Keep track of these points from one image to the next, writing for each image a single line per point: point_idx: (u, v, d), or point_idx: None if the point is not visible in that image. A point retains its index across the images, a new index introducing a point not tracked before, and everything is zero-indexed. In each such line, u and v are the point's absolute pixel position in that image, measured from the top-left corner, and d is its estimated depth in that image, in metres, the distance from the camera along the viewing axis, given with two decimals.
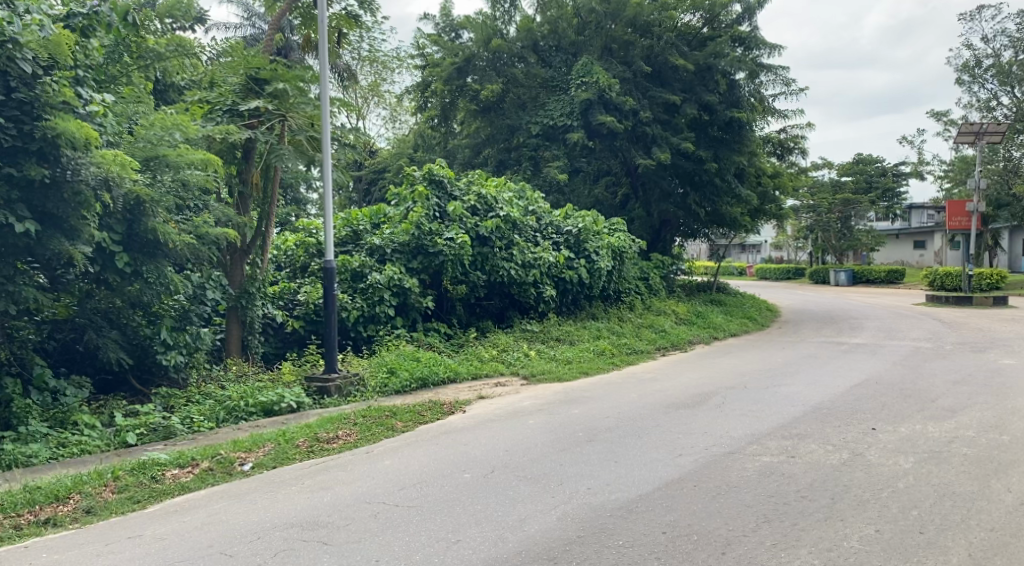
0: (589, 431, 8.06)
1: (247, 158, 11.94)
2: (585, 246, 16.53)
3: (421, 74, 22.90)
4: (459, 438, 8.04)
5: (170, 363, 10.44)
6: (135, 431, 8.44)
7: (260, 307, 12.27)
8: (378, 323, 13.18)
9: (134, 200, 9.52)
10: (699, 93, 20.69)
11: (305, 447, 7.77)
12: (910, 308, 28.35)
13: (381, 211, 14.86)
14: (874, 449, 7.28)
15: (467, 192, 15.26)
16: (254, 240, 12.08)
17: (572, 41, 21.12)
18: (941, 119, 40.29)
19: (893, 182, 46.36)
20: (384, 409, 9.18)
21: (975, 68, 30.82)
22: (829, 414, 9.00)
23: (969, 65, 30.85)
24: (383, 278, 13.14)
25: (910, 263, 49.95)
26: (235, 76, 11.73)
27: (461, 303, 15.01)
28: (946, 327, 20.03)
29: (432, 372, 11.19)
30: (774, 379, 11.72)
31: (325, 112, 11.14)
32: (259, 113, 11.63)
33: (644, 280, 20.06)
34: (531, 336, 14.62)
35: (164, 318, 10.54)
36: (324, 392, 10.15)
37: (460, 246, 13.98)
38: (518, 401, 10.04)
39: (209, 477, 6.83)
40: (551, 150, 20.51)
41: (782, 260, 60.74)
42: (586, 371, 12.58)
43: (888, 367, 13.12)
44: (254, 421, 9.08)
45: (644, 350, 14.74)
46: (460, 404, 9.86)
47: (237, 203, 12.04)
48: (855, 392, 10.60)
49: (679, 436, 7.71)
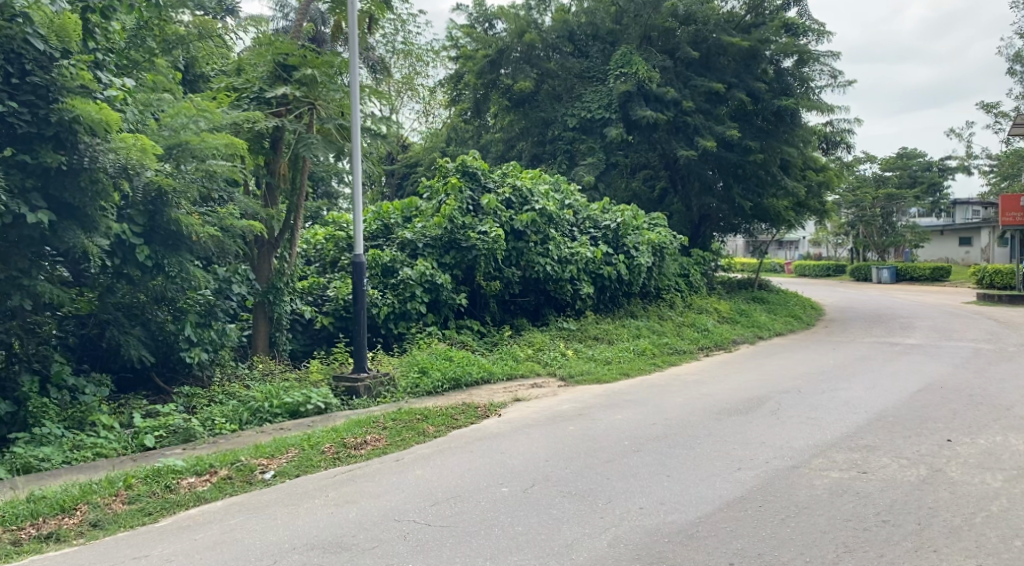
0: (636, 439, 7.50)
1: (275, 150, 11.49)
2: (624, 241, 15.87)
3: (454, 66, 22.37)
4: (495, 445, 7.48)
5: (194, 360, 10.10)
6: (154, 433, 7.97)
7: (288, 303, 11.87)
8: (409, 321, 12.67)
9: (155, 191, 9.08)
10: (746, 81, 19.89)
11: (331, 453, 7.24)
12: (960, 306, 27.24)
13: (413, 204, 14.36)
14: (955, 465, 6.68)
15: (501, 184, 14.72)
16: (282, 233, 11.66)
17: (610, 30, 20.32)
18: (992, 110, 39.22)
19: (938, 177, 44.96)
20: (415, 412, 8.64)
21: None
22: (896, 422, 8.35)
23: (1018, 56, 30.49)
24: (414, 273, 12.63)
25: (957, 260, 48.34)
26: (263, 64, 11.28)
27: (495, 300, 14.42)
28: (1004, 327, 19.13)
29: (465, 373, 10.63)
30: (829, 383, 11.02)
31: (355, 99, 10.61)
32: (286, 101, 11.24)
33: (685, 277, 19.34)
34: (568, 334, 14.01)
35: (189, 313, 10.19)
36: (353, 392, 9.63)
37: (494, 240, 13.42)
38: (555, 405, 9.48)
39: (227, 487, 6.33)
40: (587, 143, 19.86)
41: (821, 257, 59.42)
42: (627, 373, 11.90)
43: (950, 371, 12.35)
44: (279, 423, 8.60)
45: (686, 350, 14.08)
46: (495, 406, 9.29)
47: (265, 196, 11.62)
48: (919, 397, 9.91)
49: (735, 447, 7.13)
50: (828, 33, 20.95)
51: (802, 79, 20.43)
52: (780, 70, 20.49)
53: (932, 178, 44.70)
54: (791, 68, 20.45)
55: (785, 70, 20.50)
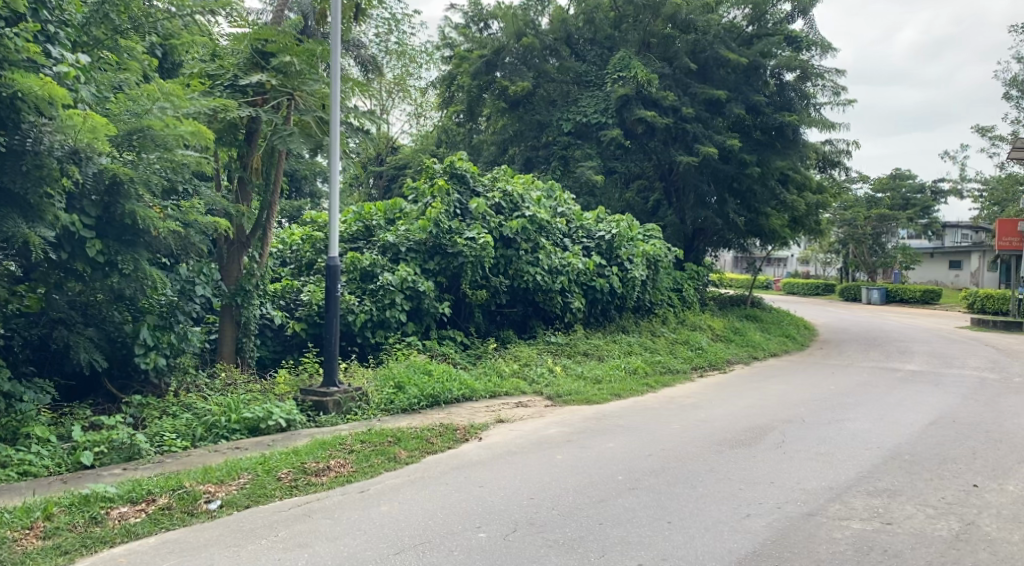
0: (630, 473, 6.76)
1: (249, 142, 10.73)
2: (618, 253, 15.11)
3: (447, 65, 21.64)
4: (473, 476, 6.73)
5: (149, 366, 9.34)
6: (93, 449, 7.08)
7: (258, 306, 11.08)
8: (388, 329, 11.89)
9: (111, 180, 8.26)
10: (745, 93, 19.32)
11: (288, 480, 6.43)
12: (954, 331, 26.61)
13: (397, 206, 13.56)
14: (989, 518, 5.96)
15: (491, 188, 13.98)
16: (254, 232, 10.85)
17: (608, 35, 19.71)
18: (987, 133, 38.92)
19: (931, 200, 44.52)
20: (388, 433, 7.83)
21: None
22: (914, 462, 7.64)
23: (1018, 81, 31.16)
24: (395, 279, 11.86)
25: (945, 284, 47.84)
26: (240, 49, 10.59)
27: (481, 310, 13.62)
28: (1005, 355, 18.53)
29: (444, 389, 9.84)
30: (834, 412, 10.31)
31: (336, 90, 9.82)
32: (263, 90, 10.48)
33: (677, 292, 18.62)
34: (556, 349, 13.24)
35: (148, 315, 9.40)
36: (320, 408, 8.85)
37: (482, 246, 12.67)
38: (542, 428, 8.71)
39: (165, 519, 5.48)
40: (582, 149, 19.16)
41: (809, 276, 59.03)
42: (618, 393, 11.12)
43: (959, 402, 11.69)
44: (236, 440, 7.77)
45: (680, 369, 13.34)
46: (475, 428, 8.49)
47: (238, 193, 10.87)
48: (932, 432, 9.21)
49: (741, 488, 6.41)
50: (832, 48, 20.32)
51: (803, 94, 19.71)
52: (781, 85, 19.75)
53: (924, 200, 44.34)
54: (793, 82, 19.66)
55: (787, 84, 19.73)
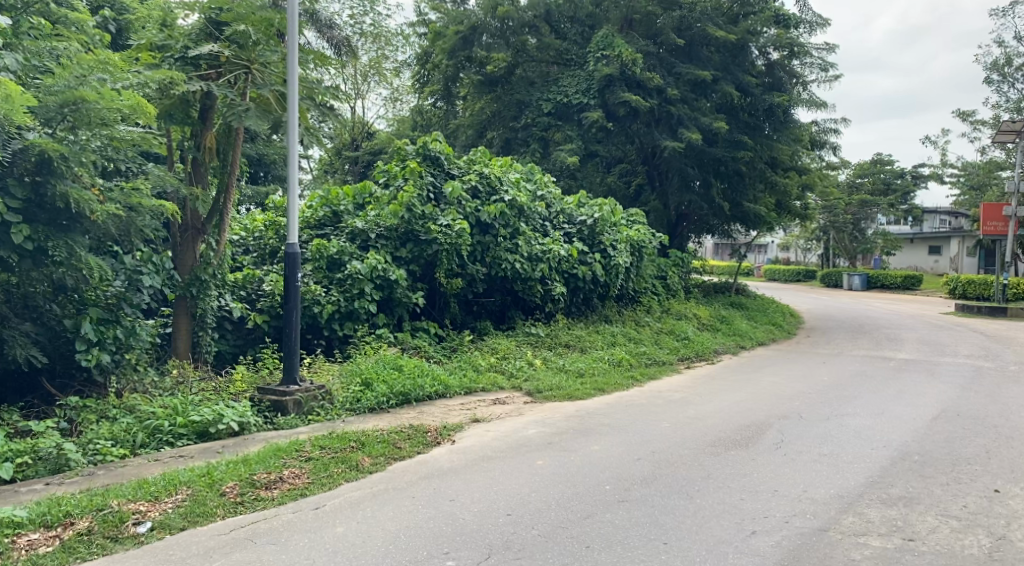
0: (619, 482, 6.09)
1: (204, 120, 9.91)
2: (600, 239, 14.40)
3: (422, 44, 20.75)
4: (443, 486, 6.04)
5: (92, 363, 8.51)
6: (13, 461, 6.27)
7: (215, 298, 10.30)
8: (357, 321, 11.13)
9: (38, 155, 7.57)
10: (734, 73, 18.62)
11: (232, 495, 5.68)
12: (939, 317, 26.17)
13: (367, 189, 12.71)
14: (1021, 530, 5.35)
15: (467, 170, 13.22)
16: (210, 218, 10.02)
17: (589, 13, 18.93)
18: (968, 117, 38.59)
19: (911, 185, 44.20)
20: (350, 437, 7.08)
21: (1006, 66, 30.83)
22: (926, 463, 7.02)
23: (999, 65, 30.78)
24: (364, 267, 11.08)
25: (925, 269, 47.57)
26: (192, 17, 9.76)
27: (456, 300, 12.86)
28: (996, 342, 18.07)
29: (415, 386, 9.07)
30: (831, 406, 9.68)
31: (293, 62, 9.03)
32: (218, 62, 9.67)
33: (660, 279, 17.98)
34: (536, 341, 12.52)
35: (91, 308, 8.60)
36: (279, 409, 8.12)
37: (458, 234, 11.94)
38: (521, 429, 7.99)
39: (80, 548, 4.81)
40: (563, 130, 18.42)
41: (789, 262, 58.78)
42: (603, 388, 10.41)
43: (959, 393, 11.13)
44: (182, 446, 7.02)
45: (665, 361, 12.69)
46: (448, 429, 7.77)
47: (192, 175, 10.09)
48: (939, 428, 8.62)
49: (743, 498, 5.75)
50: (822, 24, 19.73)
51: (791, 73, 19.29)
52: (769, 64, 19.34)
53: (905, 186, 44.00)
54: (781, 61, 19.23)
55: (775, 63, 19.32)
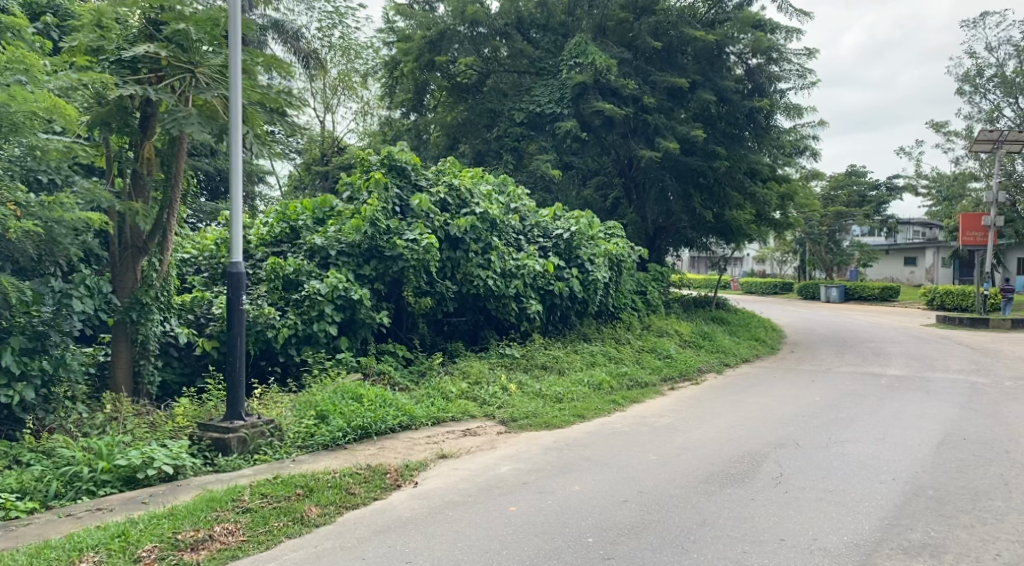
0: (603, 534, 5.39)
1: (144, 128, 9.03)
2: (578, 253, 13.68)
3: (390, 54, 19.97)
4: (402, 542, 5.31)
5: (15, 399, 7.72)
6: None
7: (159, 323, 9.38)
8: (317, 346, 10.30)
9: None
10: (713, 79, 18.03)
11: (149, 561, 4.95)
12: (922, 330, 25.64)
13: (328, 203, 11.82)
14: None
15: (435, 182, 12.41)
16: (153, 236, 9.05)
17: (561, 21, 18.27)
18: (941, 128, 38.51)
19: (886, 196, 44.06)
20: (296, 483, 6.24)
21: (977, 77, 30.64)
22: (944, 499, 6.35)
23: (970, 76, 30.57)
24: (324, 287, 10.21)
25: (902, 280, 47.26)
26: (132, 18, 8.99)
27: (425, 320, 12.10)
28: (985, 356, 17.51)
29: (376, 419, 8.22)
30: (831, 431, 8.97)
31: (237, 61, 8.16)
32: (159, 66, 8.82)
33: (640, 294, 17.26)
34: (511, 363, 11.70)
35: (14, 336, 7.84)
36: (221, 449, 7.27)
37: (425, 249, 11.05)
38: (492, 465, 7.19)
39: None
40: (537, 141, 17.73)
41: (766, 275, 58.42)
42: (582, 415, 9.60)
43: (961, 412, 10.46)
44: (106, 496, 6.17)
45: (648, 382, 11.91)
46: (410, 468, 6.93)
47: (132, 189, 9.18)
48: (949, 453, 7.95)
49: (744, 554, 5.09)
50: (800, 30, 19.22)
51: (771, 79, 18.73)
52: (749, 69, 18.79)
53: (880, 197, 43.79)
54: (760, 66, 18.69)
55: (755, 69, 18.77)
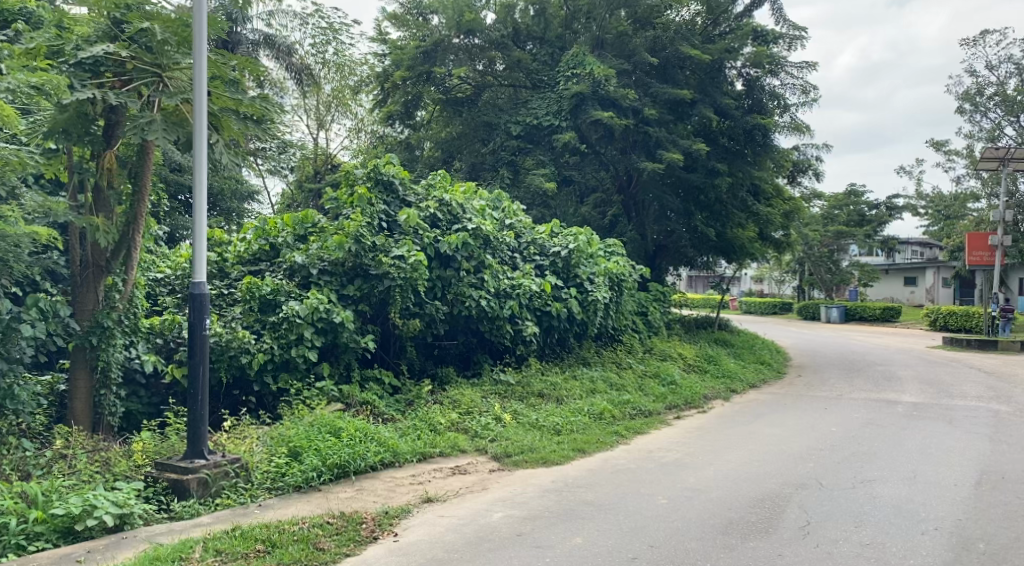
0: None
1: (108, 137, 8.24)
2: (576, 272, 12.94)
3: (381, 66, 19.28)
4: None
5: None
6: None
7: (123, 349, 8.60)
8: (295, 373, 9.55)
9: None
10: (713, 95, 17.35)
11: None
12: (929, 352, 24.86)
13: (310, 219, 10.98)
14: None
15: (426, 197, 11.69)
16: (116, 254, 8.26)
17: (558, 34, 17.64)
18: (942, 147, 38.01)
19: (886, 215, 43.46)
20: (256, 537, 5.48)
21: (977, 96, 30.07)
22: (998, 556, 5.58)
23: (970, 94, 29.98)
24: (303, 308, 9.44)
25: (903, 300, 46.52)
26: (96, 19, 8.22)
27: (414, 344, 11.31)
28: (1002, 381, 16.73)
29: (356, 455, 7.42)
30: (855, 469, 8.19)
31: (201, 62, 7.38)
32: (123, 69, 8.03)
33: (641, 315, 16.51)
34: (506, 391, 10.90)
35: None
36: (180, 493, 6.48)
37: (413, 267, 10.28)
38: (483, 511, 6.39)
39: None
40: (534, 155, 17.00)
41: (765, 295, 57.67)
42: (582, 449, 8.79)
43: (991, 446, 9.68)
44: (36, 553, 5.38)
45: (652, 411, 11.12)
46: (389, 515, 6.14)
47: (93, 203, 8.33)
48: (991, 497, 7.17)
49: None
50: (802, 39, 18.58)
51: (773, 95, 17.95)
52: (749, 84, 18.02)
53: (880, 216, 43.18)
54: (759, 80, 17.93)
55: (756, 84, 17.99)
